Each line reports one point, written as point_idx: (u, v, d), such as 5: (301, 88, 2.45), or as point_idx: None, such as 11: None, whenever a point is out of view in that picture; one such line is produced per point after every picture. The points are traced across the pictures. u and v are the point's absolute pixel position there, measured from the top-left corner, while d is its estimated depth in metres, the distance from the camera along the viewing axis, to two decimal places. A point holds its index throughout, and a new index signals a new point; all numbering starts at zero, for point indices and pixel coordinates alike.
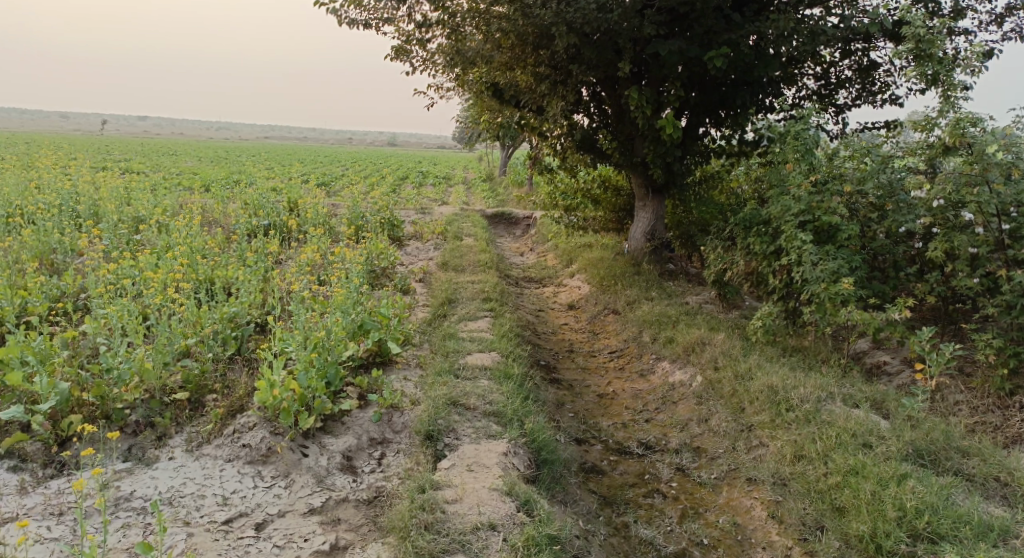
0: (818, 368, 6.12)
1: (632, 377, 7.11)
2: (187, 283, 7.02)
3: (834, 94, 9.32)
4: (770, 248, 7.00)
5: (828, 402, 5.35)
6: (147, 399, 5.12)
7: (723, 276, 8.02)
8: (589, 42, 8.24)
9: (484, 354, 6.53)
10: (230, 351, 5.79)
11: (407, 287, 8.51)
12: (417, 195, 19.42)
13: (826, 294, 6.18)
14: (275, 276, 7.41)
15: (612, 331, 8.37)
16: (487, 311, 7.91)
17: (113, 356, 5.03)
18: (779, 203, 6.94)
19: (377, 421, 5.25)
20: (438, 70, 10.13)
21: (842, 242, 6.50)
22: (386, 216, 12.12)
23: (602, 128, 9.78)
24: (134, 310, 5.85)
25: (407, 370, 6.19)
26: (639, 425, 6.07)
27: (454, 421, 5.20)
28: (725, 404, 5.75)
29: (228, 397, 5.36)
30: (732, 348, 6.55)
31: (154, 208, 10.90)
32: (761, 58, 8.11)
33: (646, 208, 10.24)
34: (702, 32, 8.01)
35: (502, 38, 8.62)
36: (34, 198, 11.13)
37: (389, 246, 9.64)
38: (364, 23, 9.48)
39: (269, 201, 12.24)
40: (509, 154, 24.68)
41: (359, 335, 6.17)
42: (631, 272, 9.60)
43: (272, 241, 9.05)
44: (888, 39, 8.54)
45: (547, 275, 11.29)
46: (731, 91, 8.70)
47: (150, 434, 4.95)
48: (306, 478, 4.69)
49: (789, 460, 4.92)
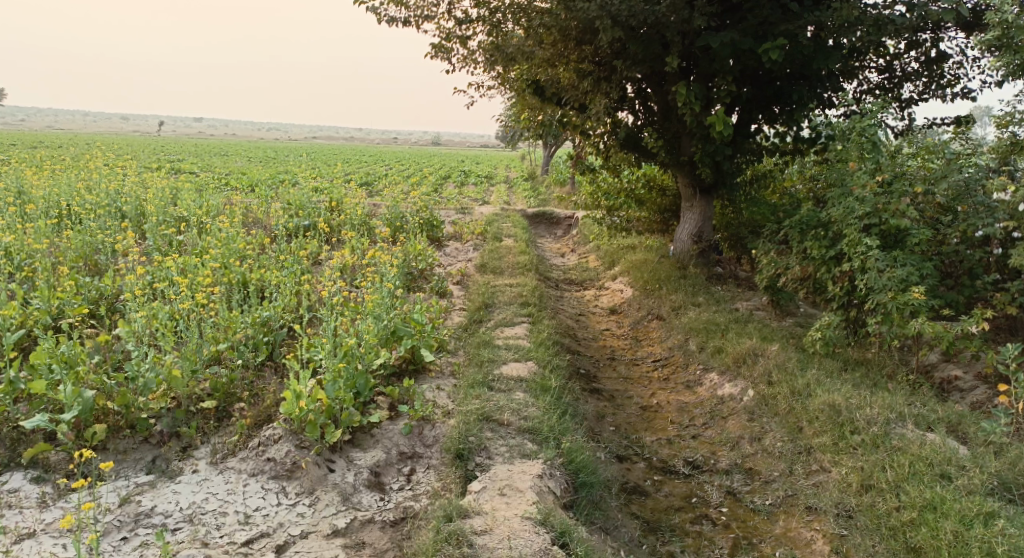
0: (883, 385, 5.67)
1: (678, 389, 6.71)
2: (221, 285, 6.86)
3: (899, 88, 8.79)
4: (829, 253, 6.55)
5: (897, 424, 4.90)
6: (173, 408, 4.92)
7: (776, 281, 7.58)
8: (635, 36, 7.86)
9: (521, 364, 6.21)
10: (260, 358, 5.58)
11: (445, 290, 8.26)
12: (459, 195, 19.21)
13: (894, 304, 5.71)
14: (311, 279, 7.22)
15: (657, 338, 7.98)
16: (525, 316, 7.59)
17: (138, 364, 4.83)
18: (840, 205, 6.48)
19: (407, 434, 4.97)
20: (478, 67, 9.85)
21: (911, 247, 6.02)
22: (426, 216, 11.89)
23: (648, 125, 9.36)
24: (165, 315, 5.69)
25: (440, 379, 5.92)
26: (685, 442, 5.69)
27: (488, 438, 4.90)
28: (780, 422, 5.34)
29: (255, 406, 5.13)
30: (787, 360, 6.12)
31: (197, 208, 10.87)
32: (819, 50, 7.65)
33: (693, 209, 9.75)
34: (756, 23, 7.60)
35: (544, 33, 8.30)
36: (81, 197, 11.17)
37: (428, 246, 9.39)
38: (405, 20, 9.26)
39: (310, 201, 12.12)
40: (552, 153, 24.30)
41: (391, 342, 5.93)
42: (677, 276, 9.18)
43: (311, 243, 8.89)
44: (960, 28, 8.01)
45: (588, 277, 10.92)
46: (787, 85, 8.24)
47: (175, 446, 4.74)
48: (332, 496, 4.43)
49: (855, 490, 4.49)
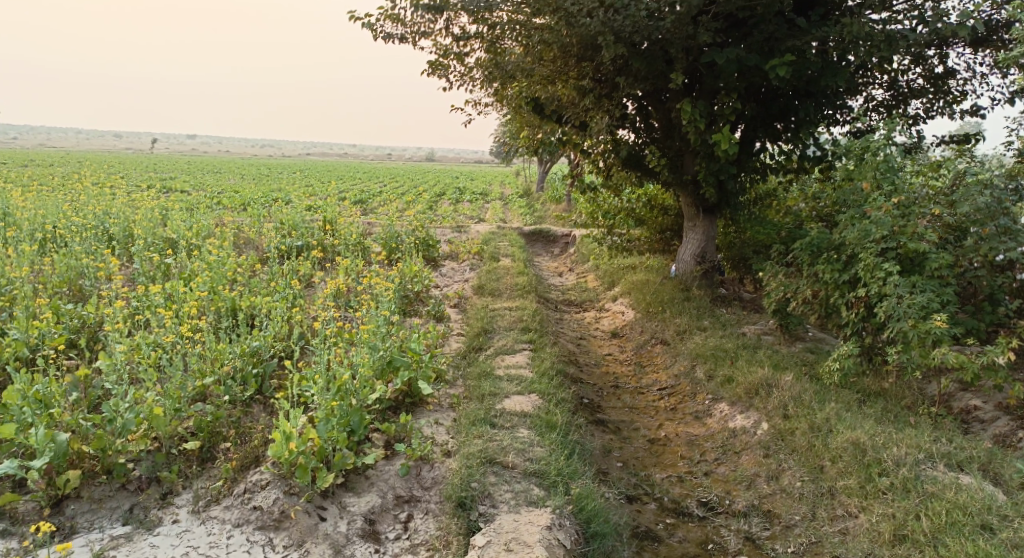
0: (905, 420, 5.40)
1: (686, 420, 6.42)
2: (208, 312, 6.55)
3: (906, 105, 8.59)
4: (844, 277, 6.29)
5: (927, 465, 4.64)
6: (153, 451, 4.59)
7: (786, 305, 7.32)
8: (638, 53, 7.64)
9: (523, 398, 5.90)
10: (248, 392, 5.26)
11: (442, 314, 7.97)
12: (455, 213, 18.96)
13: (915, 332, 5.46)
14: (302, 304, 6.92)
15: (661, 364, 7.69)
16: (526, 343, 7.29)
17: (117, 404, 4.49)
18: (856, 227, 6.22)
19: (404, 475, 4.66)
20: (476, 85, 9.61)
21: (930, 272, 5.78)
22: (422, 235, 11.62)
23: (650, 143, 9.10)
24: (149, 347, 5.37)
25: (438, 413, 5.61)
26: (697, 479, 5.39)
27: (491, 484, 4.59)
28: (799, 460, 5.05)
29: (242, 446, 4.81)
30: (802, 392, 5.84)
31: (187, 228, 10.55)
32: (827, 67, 7.44)
33: (696, 229, 9.47)
34: (762, 39, 7.38)
35: (544, 51, 8.09)
36: (67, 218, 10.86)
37: (424, 268, 9.11)
38: (401, 37, 9.03)
39: (304, 220, 11.83)
40: (547, 169, 24.09)
41: (387, 373, 5.61)
42: (681, 298, 8.90)
43: (303, 265, 8.59)
44: (969, 44, 7.81)
45: (588, 299, 10.64)
46: (793, 103, 8.02)
47: (155, 493, 4.43)
48: (323, 548, 4.13)
49: (888, 540, 4.24)
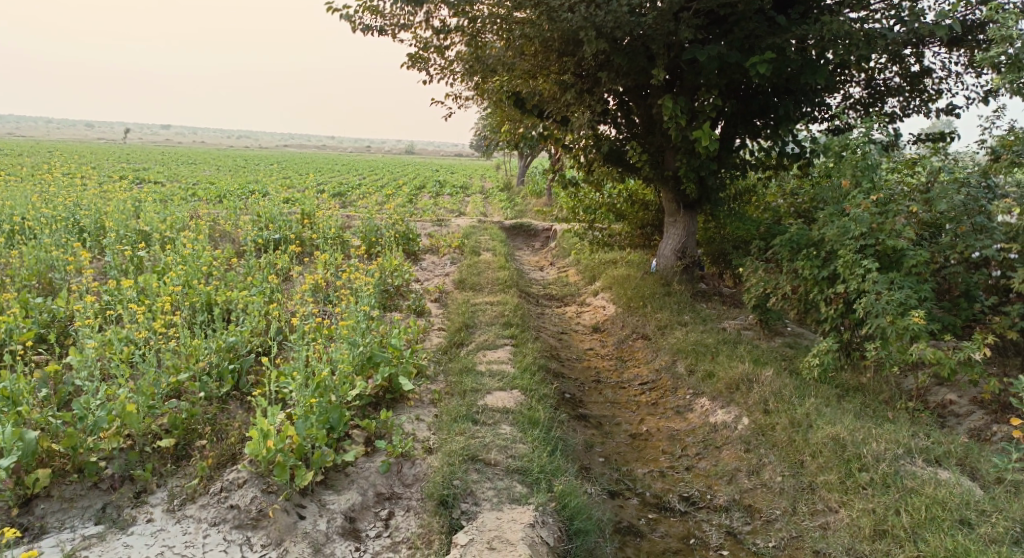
0: (884, 416, 5.45)
1: (667, 414, 6.43)
2: (183, 307, 6.43)
3: (882, 103, 8.64)
4: (823, 273, 6.32)
5: (906, 460, 4.68)
6: (127, 449, 4.50)
7: (766, 300, 7.35)
8: (619, 48, 7.62)
9: (504, 393, 5.87)
10: (225, 388, 5.17)
11: (422, 309, 7.91)
12: (435, 206, 18.85)
13: (893, 329, 5.50)
14: (281, 298, 6.82)
15: (642, 359, 7.69)
16: (507, 338, 7.26)
17: (88, 401, 4.42)
18: (836, 225, 6.26)
19: (384, 472, 4.61)
20: (456, 79, 9.53)
21: (908, 269, 5.82)
22: (402, 229, 11.53)
23: (631, 138, 9.09)
24: (122, 343, 5.26)
25: (419, 409, 5.56)
26: (679, 474, 5.40)
27: (473, 481, 4.56)
28: (780, 455, 5.08)
29: (219, 443, 4.73)
30: (783, 387, 5.87)
31: (162, 220, 10.37)
32: (807, 64, 7.46)
33: (677, 224, 9.47)
34: (743, 37, 7.39)
35: (525, 45, 8.04)
36: (37, 210, 10.62)
37: (404, 262, 9.03)
38: (380, 29, 8.92)
39: (282, 213, 11.67)
40: (528, 163, 24.03)
41: (367, 369, 5.55)
42: (662, 293, 8.91)
43: (281, 258, 8.48)
44: (944, 44, 7.88)
45: (569, 293, 10.63)
46: (773, 100, 8.04)
47: (128, 491, 4.34)
48: (302, 547, 4.07)
49: (868, 535, 4.27)
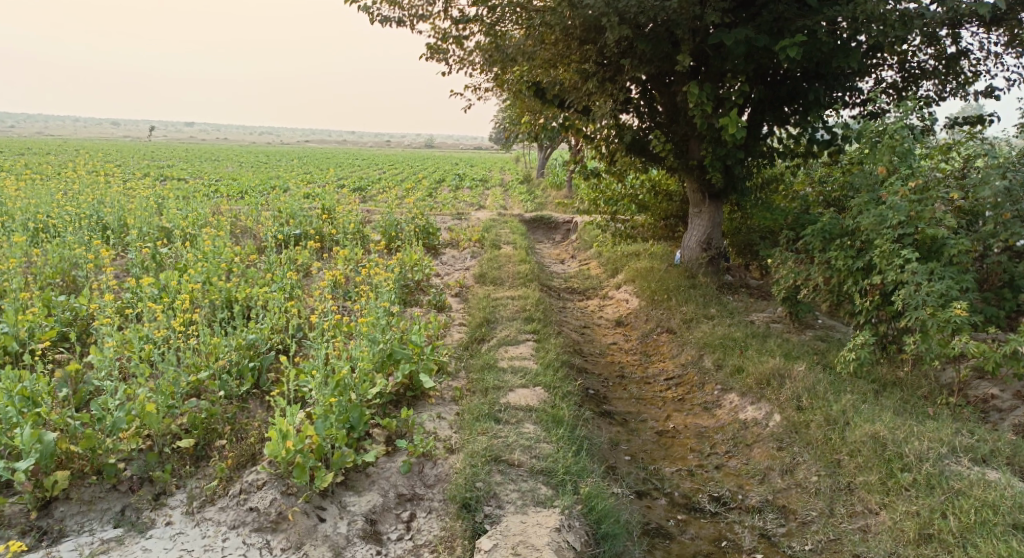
0: (923, 412, 5.23)
1: (695, 410, 6.25)
2: (203, 304, 6.36)
3: (917, 86, 8.35)
4: (858, 263, 6.09)
5: (950, 459, 4.48)
6: (146, 450, 4.41)
7: (796, 293, 7.13)
8: (642, 34, 7.41)
9: (528, 391, 5.73)
10: (245, 387, 5.08)
11: (443, 304, 7.79)
12: (455, 200, 18.74)
13: (933, 321, 5.27)
14: (300, 295, 6.73)
15: (668, 353, 7.51)
16: (530, 333, 7.11)
17: (107, 402, 4.33)
18: (871, 213, 6.02)
19: (406, 473, 4.49)
20: (476, 69, 9.37)
21: (949, 258, 5.58)
22: (422, 223, 11.41)
23: (655, 127, 8.87)
24: (141, 341, 5.18)
25: (441, 407, 5.44)
26: (708, 473, 5.24)
27: (497, 483, 4.43)
28: (815, 453, 4.89)
29: (238, 443, 4.64)
30: (816, 383, 5.66)
31: (183, 217, 10.33)
32: (839, 47, 7.19)
33: (701, 214, 9.23)
34: (771, 19, 7.16)
35: (546, 33, 7.86)
36: (61, 208, 10.64)
37: (424, 256, 8.91)
38: (398, 20, 8.78)
39: (302, 208, 11.60)
40: (548, 155, 23.81)
41: (387, 366, 5.44)
42: (687, 285, 8.70)
43: (301, 254, 8.39)
44: (982, 23, 7.58)
45: (591, 286, 10.45)
46: (802, 85, 7.80)
47: (147, 493, 4.25)
48: (322, 551, 3.97)
49: (912, 540, 4.09)
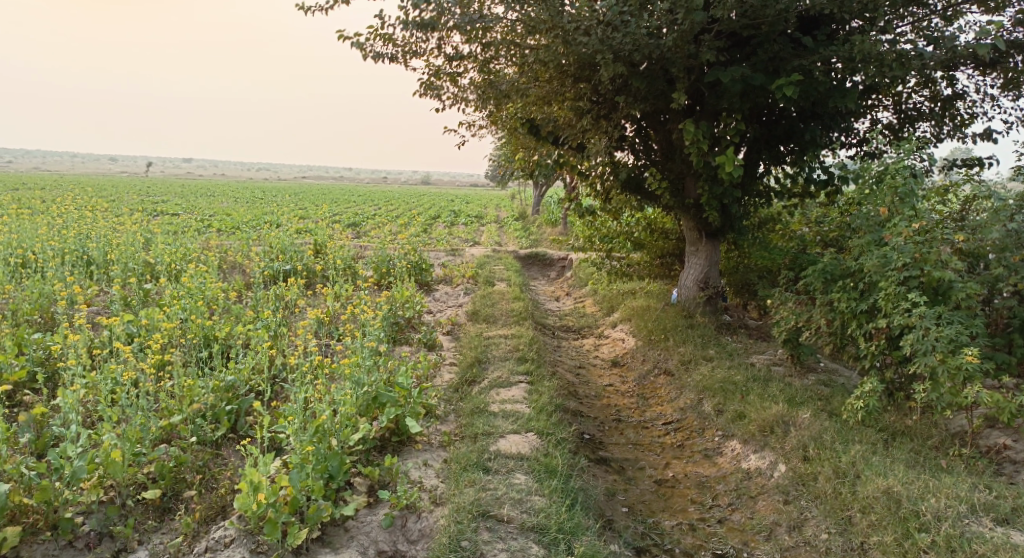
0: (935, 465, 4.97)
1: (695, 458, 5.97)
2: (182, 342, 6.09)
3: (913, 127, 8.23)
4: (862, 306, 5.86)
5: (969, 518, 4.21)
6: (107, 503, 4.11)
7: (797, 334, 6.89)
8: (638, 72, 7.28)
9: (519, 437, 5.44)
10: (220, 432, 4.79)
11: (434, 342, 7.53)
12: (450, 236, 18.57)
13: (943, 368, 5.04)
14: (284, 332, 6.45)
15: (665, 396, 7.25)
16: (523, 375, 6.84)
17: (66, 450, 4.04)
18: (875, 254, 5.81)
19: (388, 527, 4.19)
20: (470, 105, 9.24)
21: (956, 302, 5.37)
22: (415, 259, 11.19)
23: (650, 165, 8.72)
24: (111, 383, 4.90)
25: (428, 453, 5.15)
26: (711, 528, 4.95)
27: (484, 542, 4.13)
28: (824, 509, 4.65)
29: (208, 494, 4.36)
30: (823, 431, 5.40)
31: (170, 251, 10.09)
32: (836, 88, 7.07)
33: (699, 253, 9.03)
34: (767, 58, 7.04)
35: (540, 69, 7.74)
36: (46, 242, 10.39)
37: (416, 292, 8.68)
38: (391, 56, 8.67)
39: (293, 243, 11.38)
40: (544, 192, 23.73)
41: (372, 410, 5.15)
42: (684, 325, 8.46)
43: (289, 290, 8.14)
44: (977, 66, 7.49)
45: (586, 324, 10.22)
46: (798, 125, 7.67)
47: (106, 550, 3.95)
48: None
49: None
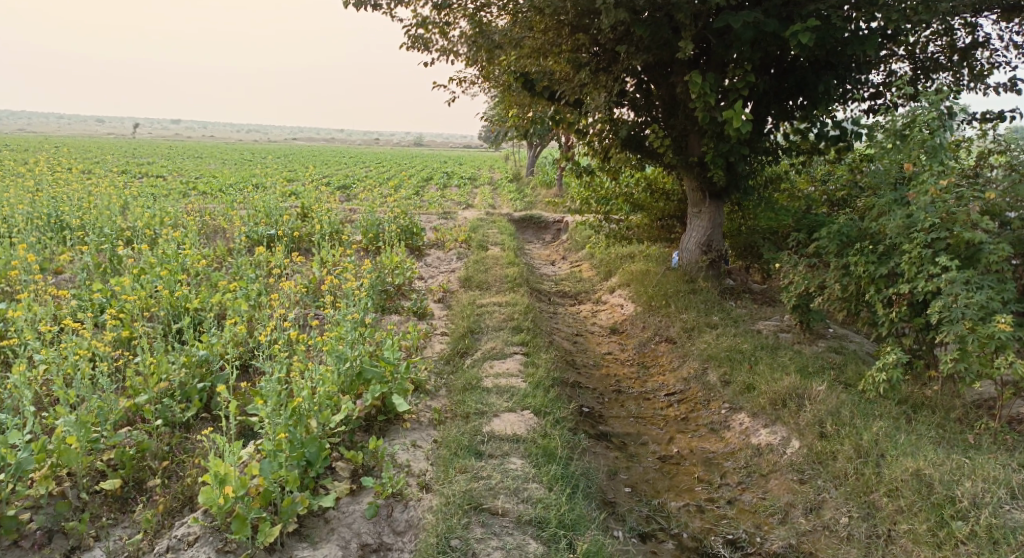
0: (962, 442, 4.62)
1: (700, 432, 5.62)
2: (151, 315, 5.65)
3: (930, 79, 7.74)
4: (882, 270, 5.44)
5: (1009, 505, 3.87)
6: (58, 496, 3.75)
7: (808, 300, 6.50)
8: (640, 20, 6.72)
9: (515, 416, 5.06)
10: (189, 414, 4.39)
11: (425, 311, 7.12)
12: (443, 199, 18.00)
13: (973, 337, 4.66)
14: (264, 303, 6.02)
15: (668, 365, 6.87)
16: (518, 345, 6.44)
17: (11, 439, 3.64)
18: (898, 214, 5.38)
19: (371, 518, 3.83)
20: (460, 59, 8.69)
21: (986, 266, 4.96)
22: (405, 222, 10.70)
23: (651, 122, 8.19)
24: (67, 362, 4.47)
25: (416, 433, 4.77)
26: (720, 510, 4.61)
27: (477, 540, 3.77)
28: (845, 491, 4.32)
29: (173, 485, 3.98)
30: (839, 406, 5.04)
31: (146, 215, 9.56)
32: (853, 34, 6.56)
33: (702, 215, 8.56)
34: (780, 2, 6.49)
35: (534, 17, 7.21)
36: (14, 206, 9.82)
37: (406, 258, 8.23)
38: (374, 4, 8.09)
39: (278, 206, 10.86)
40: (538, 152, 23.13)
41: (356, 387, 4.75)
42: (686, 290, 8.06)
43: (269, 256, 7.67)
44: (999, 12, 6.98)
45: (584, 289, 9.80)
46: (810, 76, 7.17)
47: (58, 549, 3.59)
48: None
49: None
